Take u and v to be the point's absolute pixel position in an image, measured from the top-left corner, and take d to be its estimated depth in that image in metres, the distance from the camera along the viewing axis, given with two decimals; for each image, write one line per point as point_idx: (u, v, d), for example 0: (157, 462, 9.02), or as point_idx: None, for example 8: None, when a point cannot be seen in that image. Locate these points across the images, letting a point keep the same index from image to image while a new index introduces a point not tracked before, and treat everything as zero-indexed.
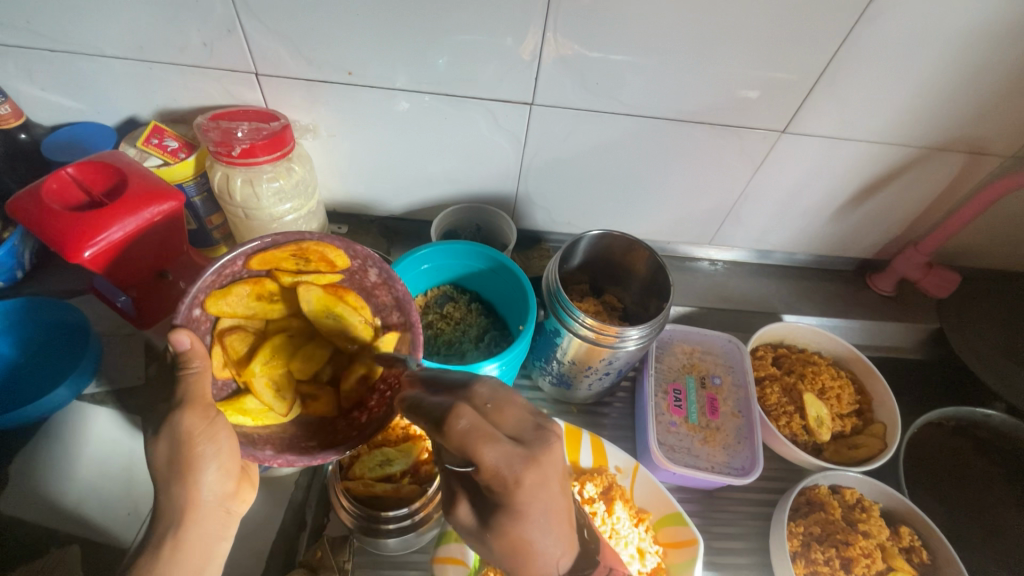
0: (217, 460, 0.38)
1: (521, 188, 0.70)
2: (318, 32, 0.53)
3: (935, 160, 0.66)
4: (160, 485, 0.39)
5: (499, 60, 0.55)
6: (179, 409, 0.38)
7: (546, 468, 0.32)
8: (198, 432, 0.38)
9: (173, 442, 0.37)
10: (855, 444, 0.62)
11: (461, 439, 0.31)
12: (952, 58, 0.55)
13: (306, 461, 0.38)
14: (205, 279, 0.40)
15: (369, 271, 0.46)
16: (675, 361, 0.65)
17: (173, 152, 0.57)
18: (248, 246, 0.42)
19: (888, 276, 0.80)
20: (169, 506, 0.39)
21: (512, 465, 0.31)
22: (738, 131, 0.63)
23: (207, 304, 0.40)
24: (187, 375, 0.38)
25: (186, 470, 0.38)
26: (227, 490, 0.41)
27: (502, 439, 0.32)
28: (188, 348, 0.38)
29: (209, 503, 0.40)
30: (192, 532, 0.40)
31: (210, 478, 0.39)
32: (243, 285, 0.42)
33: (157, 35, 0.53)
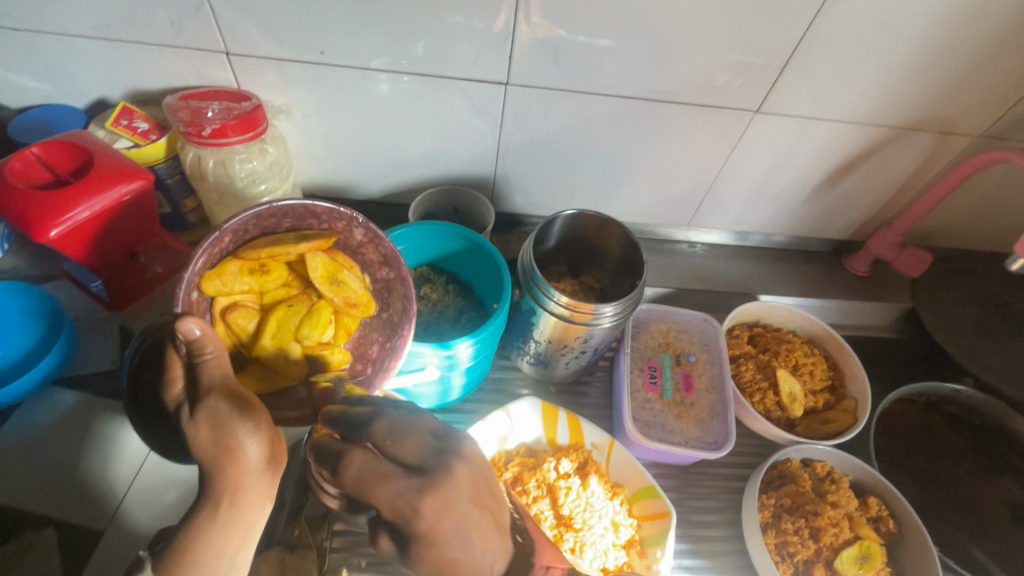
0: (259, 431, 0.37)
1: (499, 170, 0.70)
2: (289, 12, 0.52)
3: (907, 140, 0.67)
4: (204, 464, 0.37)
5: (471, 40, 0.55)
6: (209, 393, 0.37)
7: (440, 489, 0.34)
8: (236, 408, 0.37)
9: (212, 425, 0.36)
10: (827, 418, 0.64)
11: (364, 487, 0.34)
12: (920, 38, 0.56)
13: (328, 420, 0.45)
14: (196, 261, 0.40)
15: (354, 230, 0.48)
16: (651, 340, 0.66)
17: (143, 134, 0.56)
18: (235, 221, 0.42)
19: (862, 256, 0.81)
20: (217, 481, 0.37)
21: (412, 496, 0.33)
22: (713, 112, 0.63)
23: (203, 286, 0.41)
24: (202, 362, 0.38)
25: (230, 446, 0.36)
26: (275, 459, 0.39)
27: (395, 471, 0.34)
28: (198, 337, 0.37)
29: (259, 476, 0.38)
30: (245, 502, 0.38)
31: (254, 451, 0.37)
32: (233, 262, 0.42)
33: (123, 14, 0.52)
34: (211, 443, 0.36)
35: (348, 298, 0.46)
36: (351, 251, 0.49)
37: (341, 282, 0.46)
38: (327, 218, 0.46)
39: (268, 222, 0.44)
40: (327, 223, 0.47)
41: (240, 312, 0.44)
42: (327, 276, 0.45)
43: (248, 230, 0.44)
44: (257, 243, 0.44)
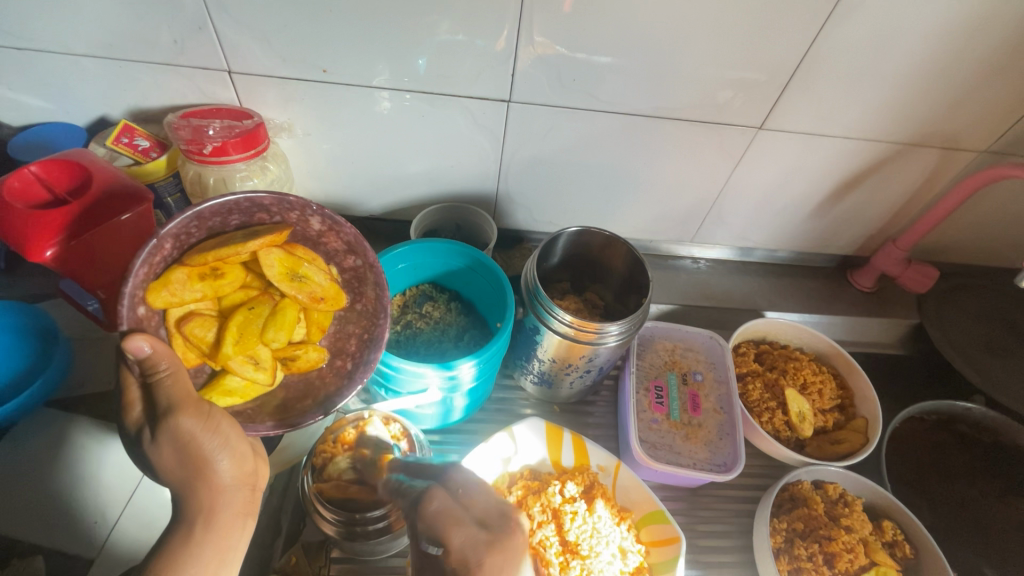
0: (227, 444, 0.38)
1: (501, 187, 0.70)
2: (292, 31, 0.52)
3: (911, 156, 0.66)
4: (175, 485, 0.38)
5: (475, 58, 0.55)
6: (171, 413, 0.36)
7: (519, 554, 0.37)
8: (199, 426, 0.37)
9: (176, 445, 0.36)
10: (837, 439, 0.62)
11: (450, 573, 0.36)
12: (922, 55, 0.56)
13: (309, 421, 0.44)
14: (137, 272, 0.37)
15: (311, 219, 0.45)
16: (657, 359, 0.64)
17: (144, 151, 0.56)
18: (173, 225, 0.38)
19: (868, 271, 0.80)
20: (191, 499, 0.38)
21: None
22: (717, 129, 0.63)
23: (150, 300, 0.37)
24: (159, 380, 0.36)
25: (198, 464, 0.37)
26: (248, 471, 0.40)
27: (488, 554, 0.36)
28: (149, 354, 0.35)
29: (231, 491, 0.39)
30: (221, 519, 0.39)
31: (226, 466, 0.38)
32: (178, 269, 0.38)
33: (127, 33, 0.52)
34: (178, 464, 0.37)
35: (313, 293, 0.44)
36: (311, 242, 0.46)
37: (303, 277, 0.43)
38: (278, 210, 0.43)
39: (213, 221, 0.41)
40: (280, 215, 0.43)
41: (196, 320, 0.40)
42: (287, 273, 0.42)
43: (191, 230, 0.40)
44: (203, 245, 0.40)
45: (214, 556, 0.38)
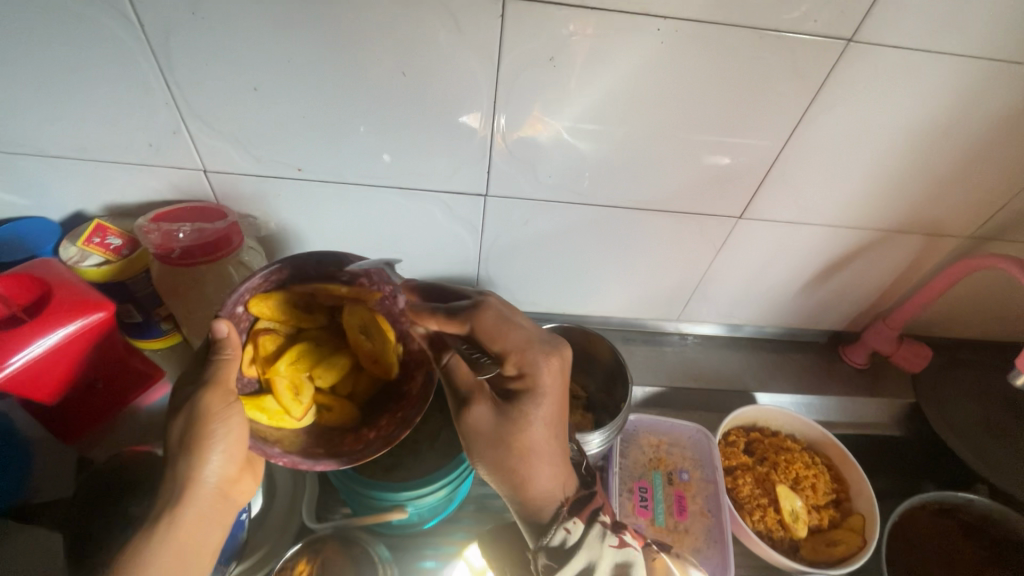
0: (225, 443, 0.41)
1: (481, 271, 0.69)
2: (266, 134, 0.52)
3: (895, 241, 0.66)
4: (167, 461, 0.40)
5: (450, 156, 0.55)
6: (204, 389, 0.41)
7: (548, 404, 0.43)
8: (215, 411, 0.41)
9: (190, 418, 0.40)
10: (833, 539, 0.59)
11: (500, 464, 0.43)
12: (898, 150, 0.56)
13: (312, 464, 0.45)
14: (252, 283, 0.48)
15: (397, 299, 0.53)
16: (641, 455, 0.62)
17: (116, 251, 0.55)
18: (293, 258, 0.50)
19: (859, 348, 0.78)
20: (171, 482, 0.39)
21: (557, 438, 0.43)
22: (697, 218, 0.63)
23: (249, 305, 0.48)
24: (220, 359, 0.43)
25: (194, 449, 0.40)
26: (231, 476, 0.42)
27: (519, 427, 0.42)
28: (224, 335, 0.43)
29: (208, 490, 0.41)
30: (188, 516, 0.39)
31: (215, 462, 0.40)
32: (281, 292, 0.50)
33: (104, 138, 0.52)
34: (179, 440, 0.40)
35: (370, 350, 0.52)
36: (391, 318, 0.54)
37: (368, 334, 0.53)
38: (377, 281, 0.52)
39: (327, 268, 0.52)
40: (376, 285, 0.53)
41: (270, 335, 0.50)
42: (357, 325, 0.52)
43: (307, 271, 0.51)
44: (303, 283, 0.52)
45: (169, 557, 0.38)
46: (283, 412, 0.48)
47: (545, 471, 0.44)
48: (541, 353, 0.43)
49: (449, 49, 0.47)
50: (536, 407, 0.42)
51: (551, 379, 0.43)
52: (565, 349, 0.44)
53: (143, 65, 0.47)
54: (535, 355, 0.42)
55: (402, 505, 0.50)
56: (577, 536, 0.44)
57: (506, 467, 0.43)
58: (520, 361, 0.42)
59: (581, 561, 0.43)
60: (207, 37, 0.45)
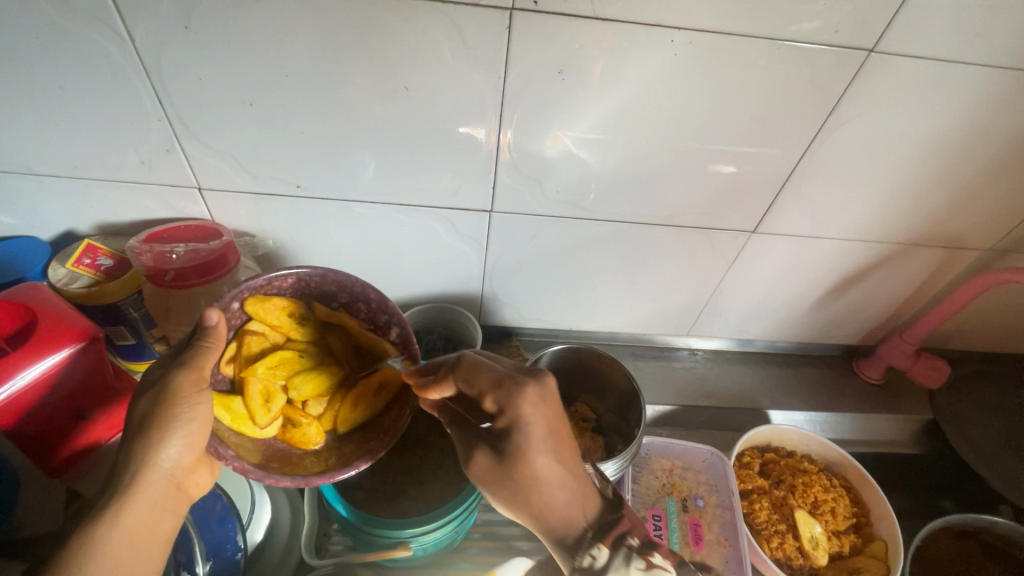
0: (189, 427, 0.40)
1: (486, 288, 0.67)
2: (262, 150, 0.50)
3: (913, 254, 0.64)
4: (124, 442, 0.39)
5: (454, 171, 0.53)
6: (179, 369, 0.41)
7: (537, 433, 0.39)
8: (184, 395, 0.40)
9: (155, 397, 0.40)
10: (856, 567, 0.56)
11: (511, 500, 0.40)
12: (918, 162, 0.54)
13: (261, 475, 0.42)
14: (257, 283, 0.48)
15: (391, 330, 0.53)
16: (654, 481, 0.60)
17: (107, 272, 0.53)
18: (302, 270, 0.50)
19: (875, 363, 0.76)
20: (126, 462, 0.39)
21: (561, 462, 0.39)
22: (708, 233, 0.61)
23: (247, 303, 0.47)
24: (202, 346, 0.43)
25: (155, 429, 0.39)
26: (186, 465, 0.41)
27: (516, 460, 0.38)
28: (214, 323, 0.44)
29: (161, 476, 0.40)
30: (138, 501, 0.38)
31: (174, 446, 0.40)
32: (281, 298, 0.50)
33: (93, 155, 0.50)
34: (140, 420, 0.40)
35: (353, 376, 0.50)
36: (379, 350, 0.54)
37: None
38: (375, 309, 0.52)
39: (331, 285, 0.52)
40: (373, 312, 0.53)
41: (257, 337, 0.49)
42: None
43: (310, 285, 0.51)
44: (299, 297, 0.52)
45: (121, 542, 0.36)
46: (248, 416, 0.45)
47: (558, 495, 0.40)
48: (513, 386, 0.39)
49: (454, 63, 0.45)
50: (527, 441, 0.38)
51: (531, 410, 0.38)
52: (546, 377, 0.40)
53: (135, 81, 0.45)
54: (509, 389, 0.39)
55: (405, 542, 0.48)
56: (604, 561, 0.40)
57: (518, 500, 0.40)
58: (497, 401, 0.39)
59: None
60: (201, 52, 0.43)
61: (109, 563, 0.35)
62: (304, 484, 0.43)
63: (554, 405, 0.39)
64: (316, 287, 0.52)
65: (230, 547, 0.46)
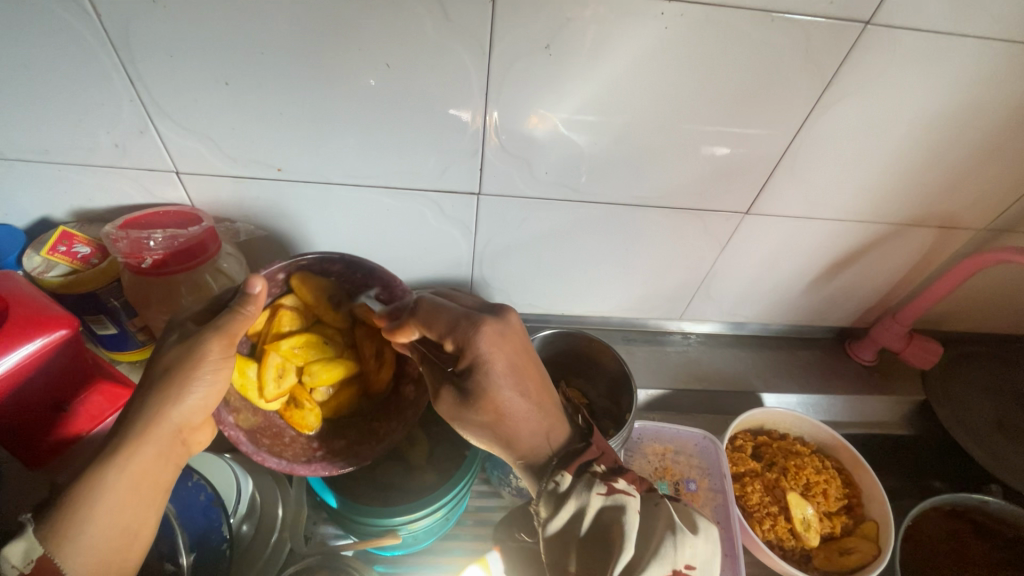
0: (207, 387, 0.40)
1: (475, 273, 0.66)
2: (240, 132, 0.49)
3: (907, 235, 0.63)
4: (140, 390, 0.39)
5: (439, 153, 0.52)
6: (211, 331, 0.40)
7: (498, 366, 0.41)
8: (211, 357, 0.40)
9: (182, 353, 0.39)
10: (847, 548, 0.57)
11: (484, 433, 0.42)
12: (913, 140, 0.53)
13: (249, 450, 0.44)
14: (300, 260, 0.49)
15: None
16: (646, 465, 0.60)
17: (84, 260, 0.52)
18: (352, 257, 0.49)
19: (868, 345, 0.75)
20: (138, 414, 0.38)
21: (525, 395, 0.41)
22: (700, 214, 0.60)
23: (290, 278, 0.48)
24: (237, 313, 0.42)
25: (177, 383, 0.39)
26: (196, 422, 0.41)
27: (481, 394, 0.41)
28: (255, 293, 0.42)
29: (172, 429, 0.39)
30: (148, 452, 0.38)
31: (192, 402, 0.40)
32: (324, 282, 0.50)
33: (64, 138, 0.48)
34: (161, 372, 0.39)
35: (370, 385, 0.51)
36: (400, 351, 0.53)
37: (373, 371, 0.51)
38: (406, 310, 0.51)
39: (371, 280, 0.51)
40: (404, 313, 0.51)
41: (289, 314, 0.49)
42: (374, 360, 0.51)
43: (351, 275, 0.51)
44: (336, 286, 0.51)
45: (127, 487, 0.36)
46: (256, 386, 0.46)
47: (525, 427, 0.41)
48: (470, 325, 0.42)
49: (437, 37, 0.43)
50: (488, 374, 0.41)
51: (493, 348, 0.41)
52: (507, 316, 0.43)
53: (104, 59, 0.43)
54: (466, 328, 0.42)
55: (395, 529, 0.48)
56: (568, 488, 0.38)
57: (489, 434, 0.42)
58: (455, 339, 0.42)
59: (570, 509, 0.37)
60: (172, 26, 0.42)
61: (113, 507, 0.36)
62: (287, 469, 0.46)
63: (515, 341, 0.42)
64: (358, 278, 0.51)
65: (214, 536, 0.45)
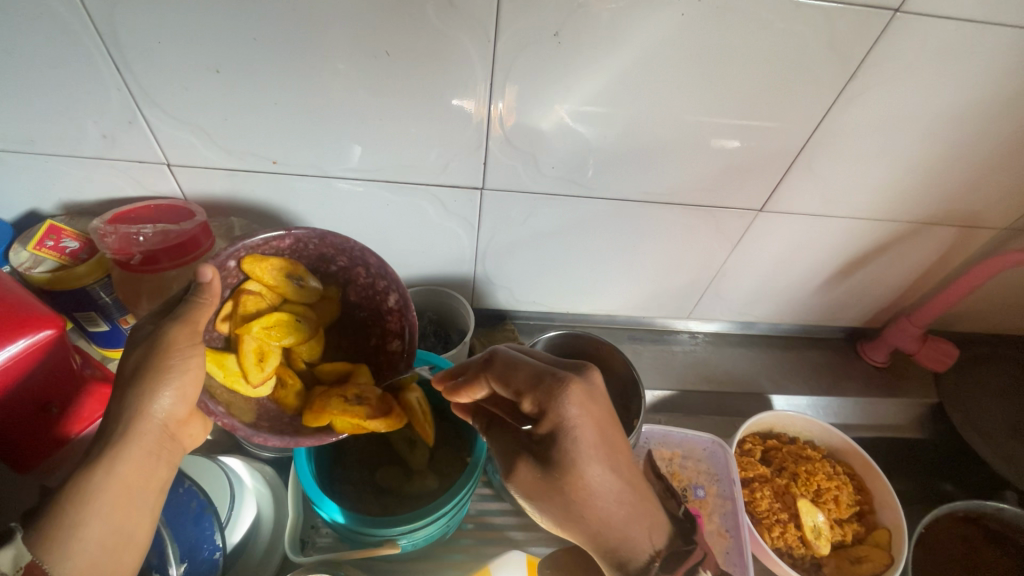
0: (183, 377, 0.38)
1: (478, 270, 0.64)
2: (233, 122, 0.47)
3: (926, 234, 0.61)
4: (114, 395, 0.38)
5: (441, 146, 0.50)
6: (171, 321, 0.39)
7: (586, 434, 0.36)
8: (179, 346, 0.38)
9: (148, 347, 0.38)
10: (859, 557, 0.55)
11: (566, 516, 0.37)
12: (939, 134, 0.50)
13: (247, 433, 0.40)
14: (251, 243, 0.45)
15: (391, 295, 0.49)
16: None
17: (72, 255, 0.50)
18: (301, 231, 0.46)
19: (880, 346, 0.73)
20: (117, 414, 0.37)
21: (616, 471, 0.37)
22: (712, 212, 0.57)
23: (244, 261, 0.44)
24: (195, 301, 0.40)
25: (149, 378, 0.37)
26: (180, 417, 0.39)
27: (567, 469, 0.36)
28: (208, 281, 0.40)
29: (156, 425, 0.38)
30: (129, 451, 0.36)
31: (169, 397, 0.38)
32: (279, 259, 0.46)
33: (49, 128, 0.46)
34: (132, 372, 0.38)
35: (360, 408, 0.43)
36: (381, 314, 0.50)
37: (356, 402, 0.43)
38: (373, 274, 0.48)
39: (328, 249, 0.48)
40: (372, 277, 0.49)
41: (254, 297, 0.45)
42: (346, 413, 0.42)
43: (309, 248, 0.48)
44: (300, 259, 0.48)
45: (118, 487, 0.35)
46: (239, 375, 0.43)
47: (614, 511, 0.37)
48: (554, 382, 0.37)
49: (439, 24, 0.41)
50: (576, 444, 0.36)
51: (579, 409, 0.36)
52: (591, 373, 0.38)
53: (88, 44, 0.41)
54: (551, 385, 0.36)
55: (394, 539, 0.46)
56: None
57: (571, 517, 0.37)
58: (537, 399, 0.36)
59: None
60: (158, 9, 0.39)
61: (105, 508, 0.34)
62: (292, 444, 0.42)
63: (602, 403, 0.37)
64: (315, 251, 0.48)
65: (205, 547, 0.44)
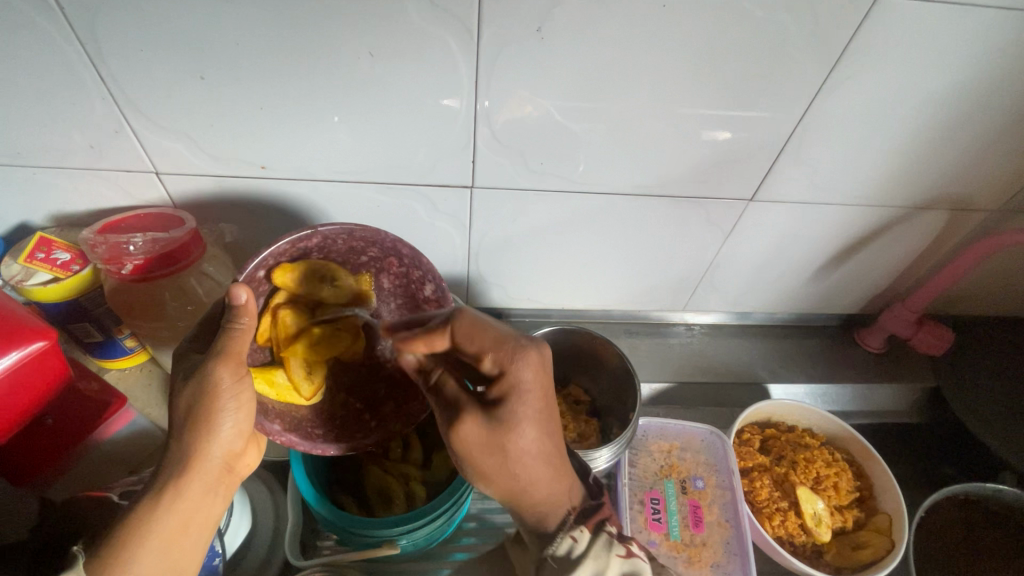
0: (235, 416, 0.40)
1: (472, 269, 0.64)
2: (217, 129, 0.47)
3: (917, 218, 0.61)
4: (172, 429, 0.39)
5: (429, 146, 0.50)
6: (214, 359, 0.38)
7: (532, 399, 0.39)
8: (226, 387, 0.39)
9: (200, 387, 0.38)
10: (859, 543, 0.55)
11: (496, 472, 0.40)
12: (924, 118, 0.50)
13: (307, 447, 0.45)
14: (276, 251, 0.44)
15: (426, 284, 0.49)
16: (651, 463, 0.59)
17: (65, 266, 0.49)
18: (328, 229, 0.45)
19: (876, 332, 0.73)
20: (178, 450, 0.38)
21: (548, 435, 0.40)
22: (700, 202, 0.57)
23: (275, 274, 0.45)
24: (233, 328, 0.39)
25: (206, 418, 0.38)
26: (236, 449, 0.41)
27: (505, 431, 0.38)
28: (243, 302, 0.39)
29: (214, 462, 0.39)
30: (192, 486, 0.38)
31: (226, 434, 0.39)
32: (306, 264, 0.46)
33: (34, 140, 0.46)
34: (187, 407, 0.38)
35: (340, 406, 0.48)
36: (415, 301, 0.50)
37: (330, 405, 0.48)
38: (406, 264, 0.48)
39: (356, 243, 0.47)
40: (406, 267, 0.48)
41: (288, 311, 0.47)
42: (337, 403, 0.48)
43: (337, 244, 0.47)
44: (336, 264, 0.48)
45: (174, 524, 0.37)
46: (294, 391, 0.46)
47: (542, 470, 0.41)
48: (519, 346, 0.38)
49: (420, 21, 0.41)
50: (524, 405, 0.38)
51: (532, 376, 0.38)
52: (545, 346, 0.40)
53: (69, 53, 0.41)
54: (512, 351, 0.38)
55: (394, 539, 0.46)
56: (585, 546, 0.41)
57: (501, 469, 0.40)
58: (500, 359, 0.38)
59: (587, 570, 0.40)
60: (139, 18, 0.39)
61: (161, 545, 0.36)
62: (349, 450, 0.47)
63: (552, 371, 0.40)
64: (340, 247, 0.48)
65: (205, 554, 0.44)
